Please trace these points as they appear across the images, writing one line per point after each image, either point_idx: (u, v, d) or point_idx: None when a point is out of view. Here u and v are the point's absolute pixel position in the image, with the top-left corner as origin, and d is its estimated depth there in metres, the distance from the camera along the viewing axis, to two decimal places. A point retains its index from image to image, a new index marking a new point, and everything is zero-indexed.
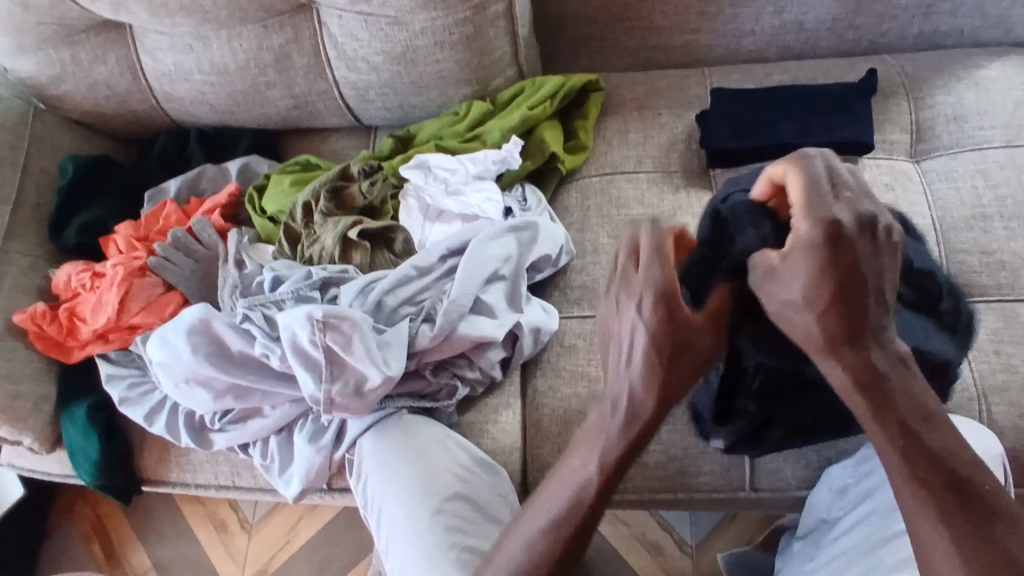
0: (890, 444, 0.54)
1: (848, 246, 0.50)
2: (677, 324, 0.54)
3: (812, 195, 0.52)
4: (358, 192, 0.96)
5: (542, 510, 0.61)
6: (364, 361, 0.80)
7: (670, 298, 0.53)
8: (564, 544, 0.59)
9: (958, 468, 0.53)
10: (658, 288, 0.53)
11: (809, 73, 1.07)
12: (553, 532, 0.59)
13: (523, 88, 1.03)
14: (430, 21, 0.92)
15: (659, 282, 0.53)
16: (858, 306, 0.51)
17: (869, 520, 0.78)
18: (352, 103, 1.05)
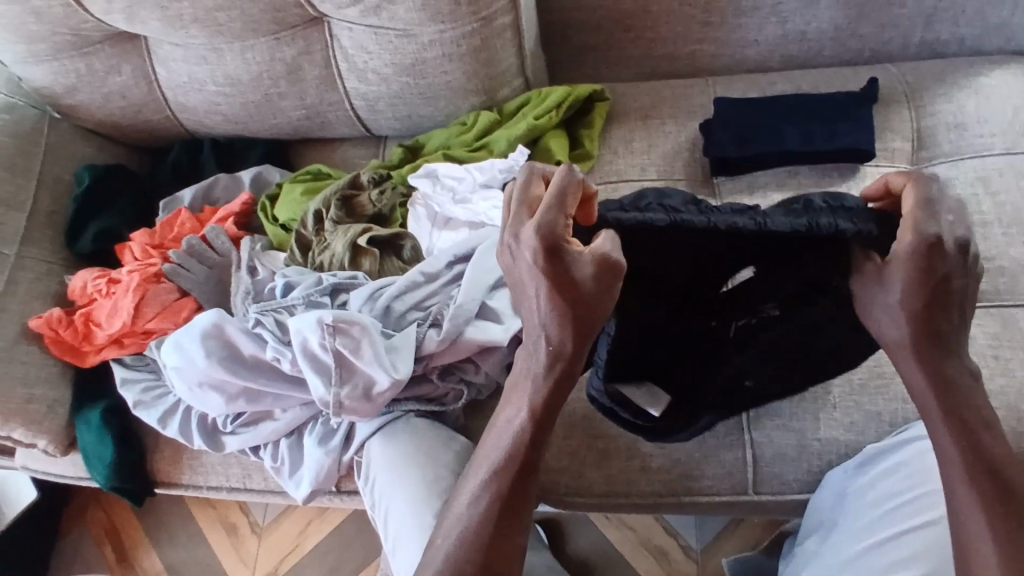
0: (953, 443, 0.62)
1: (938, 260, 0.56)
2: (565, 268, 0.57)
3: (918, 210, 0.57)
4: (367, 200, 0.99)
5: (487, 465, 0.65)
6: (373, 365, 0.82)
7: (557, 241, 0.56)
8: (503, 504, 0.63)
9: (996, 458, 0.61)
10: (547, 231, 0.56)
11: (812, 82, 1.08)
12: (493, 489, 0.63)
13: (530, 98, 1.05)
14: (438, 33, 0.94)
15: (549, 224, 0.56)
16: (941, 317, 0.59)
17: (868, 522, 0.79)
18: (361, 113, 1.07)
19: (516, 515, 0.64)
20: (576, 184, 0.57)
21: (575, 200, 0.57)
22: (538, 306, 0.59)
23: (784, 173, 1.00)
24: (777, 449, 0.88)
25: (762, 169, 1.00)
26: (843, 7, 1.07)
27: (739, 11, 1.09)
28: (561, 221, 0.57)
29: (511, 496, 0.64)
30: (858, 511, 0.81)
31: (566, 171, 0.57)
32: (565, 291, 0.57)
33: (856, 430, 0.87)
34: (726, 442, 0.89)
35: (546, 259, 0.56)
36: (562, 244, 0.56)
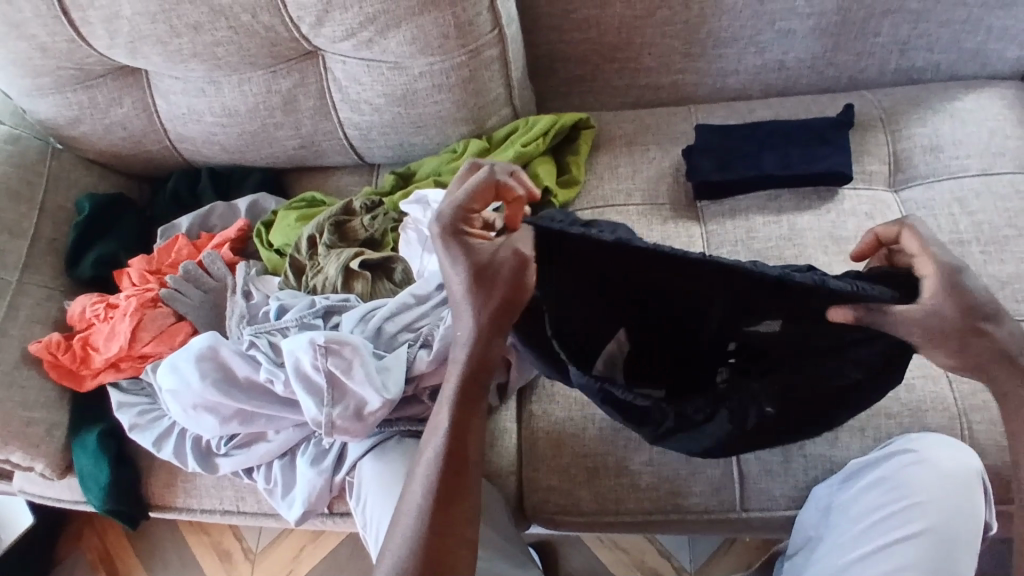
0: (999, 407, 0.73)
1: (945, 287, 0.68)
2: (466, 250, 0.68)
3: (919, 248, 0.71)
4: (359, 225, 1.01)
5: (432, 439, 0.70)
6: (364, 385, 0.84)
7: (461, 231, 0.69)
8: (444, 469, 0.68)
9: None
10: (452, 219, 0.68)
11: (790, 108, 1.12)
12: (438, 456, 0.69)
13: (517, 127, 1.08)
14: (428, 65, 0.98)
15: (453, 215, 0.68)
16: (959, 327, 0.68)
17: (856, 535, 0.82)
18: (355, 142, 1.11)
19: (463, 475, 0.69)
20: (487, 184, 0.69)
21: (479, 198, 0.69)
22: (455, 286, 0.68)
23: (764, 197, 1.02)
24: (762, 465, 0.89)
25: (743, 193, 1.03)
26: (819, 37, 1.11)
27: (719, 42, 1.13)
28: (463, 212, 0.69)
29: (455, 464, 0.68)
30: (844, 523, 0.83)
31: (479, 176, 0.69)
32: (473, 267, 0.67)
33: (840, 445, 0.88)
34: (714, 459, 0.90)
35: (454, 243, 0.68)
36: (463, 232, 0.69)
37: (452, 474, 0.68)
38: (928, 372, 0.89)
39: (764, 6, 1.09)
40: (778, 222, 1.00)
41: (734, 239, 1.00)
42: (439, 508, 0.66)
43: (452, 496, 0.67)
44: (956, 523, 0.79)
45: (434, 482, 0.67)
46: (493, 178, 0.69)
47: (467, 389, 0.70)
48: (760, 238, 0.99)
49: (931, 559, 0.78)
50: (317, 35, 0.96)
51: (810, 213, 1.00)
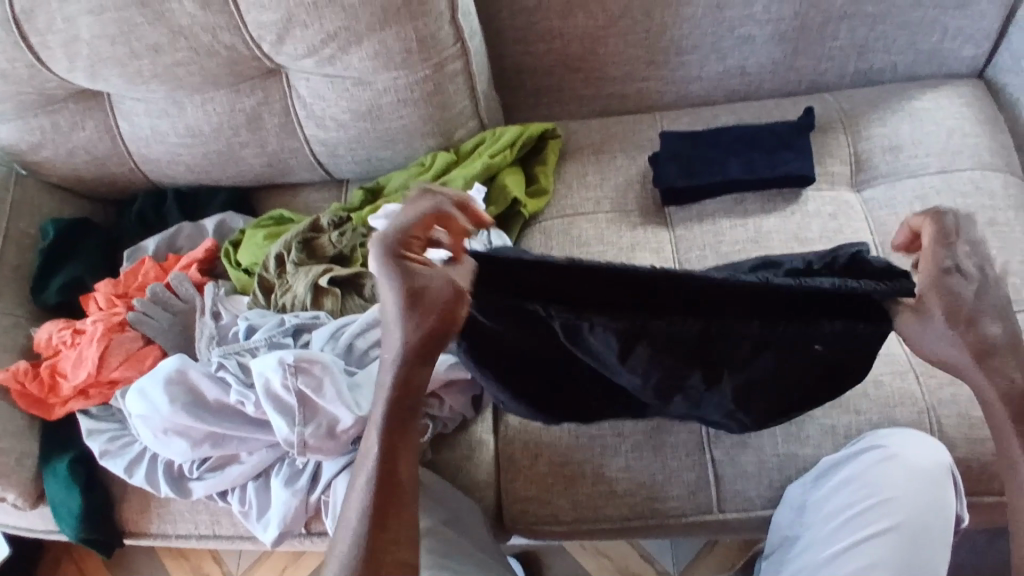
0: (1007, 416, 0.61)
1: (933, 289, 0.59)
2: (405, 271, 0.59)
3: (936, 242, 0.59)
4: (327, 242, 1.00)
5: (364, 469, 0.62)
6: (335, 402, 0.83)
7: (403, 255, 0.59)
8: (378, 494, 0.60)
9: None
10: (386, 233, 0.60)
11: (753, 113, 1.14)
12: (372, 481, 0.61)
13: (484, 138, 1.09)
14: (391, 80, 0.98)
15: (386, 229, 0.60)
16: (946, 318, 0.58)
17: (829, 532, 0.83)
18: (322, 158, 1.10)
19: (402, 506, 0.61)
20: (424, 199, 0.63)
21: (423, 223, 0.60)
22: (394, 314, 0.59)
23: (730, 202, 1.04)
24: (738, 466, 0.90)
25: (709, 198, 1.04)
26: (778, 42, 1.13)
27: (681, 50, 1.15)
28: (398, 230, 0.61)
29: (389, 497, 0.61)
30: (816, 521, 0.84)
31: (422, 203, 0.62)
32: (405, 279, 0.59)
33: (812, 443, 0.89)
34: (689, 462, 0.91)
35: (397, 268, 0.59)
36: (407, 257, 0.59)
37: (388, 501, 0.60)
38: (897, 368, 0.91)
39: (723, 14, 1.10)
40: (745, 225, 1.01)
41: (702, 243, 1.01)
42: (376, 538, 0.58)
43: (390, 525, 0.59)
44: (927, 516, 0.81)
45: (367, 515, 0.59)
46: (439, 204, 0.61)
47: (399, 410, 0.62)
48: (727, 241, 1.00)
49: (902, 553, 0.79)
50: (279, 52, 0.96)
51: (775, 215, 1.02)
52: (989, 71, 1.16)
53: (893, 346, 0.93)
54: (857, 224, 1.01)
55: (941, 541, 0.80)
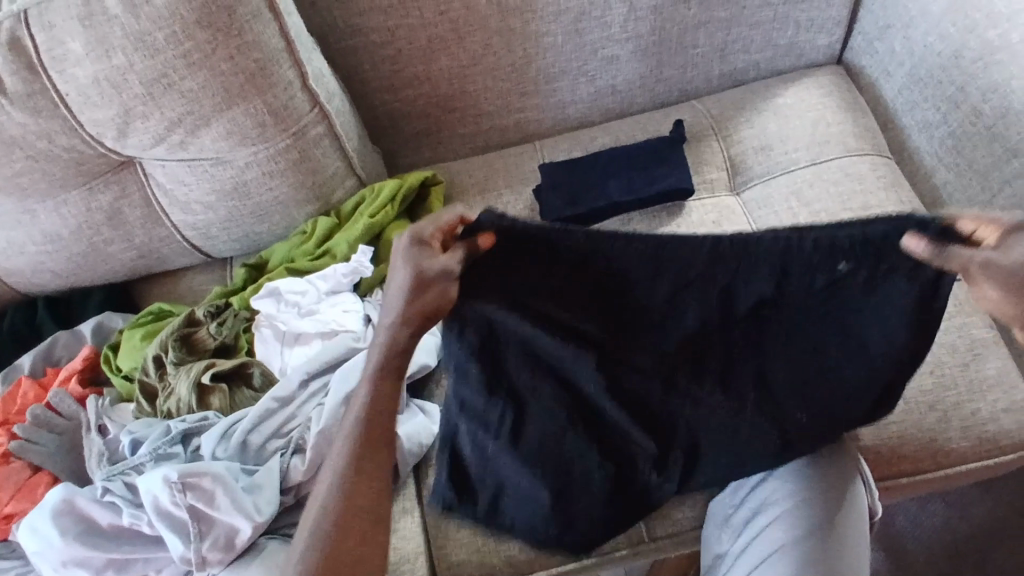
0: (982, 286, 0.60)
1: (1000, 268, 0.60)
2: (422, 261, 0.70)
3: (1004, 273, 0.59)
4: (205, 335, 0.91)
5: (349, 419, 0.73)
6: (229, 512, 0.77)
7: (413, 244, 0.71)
8: (362, 443, 0.72)
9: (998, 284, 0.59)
10: (419, 234, 0.71)
11: (627, 132, 1.15)
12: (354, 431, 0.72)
13: (365, 196, 1.06)
14: (252, 155, 0.95)
15: (421, 236, 0.71)
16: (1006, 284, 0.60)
17: (778, 555, 0.78)
18: (196, 242, 1.05)
19: (374, 462, 0.72)
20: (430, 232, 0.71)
21: (439, 230, 0.72)
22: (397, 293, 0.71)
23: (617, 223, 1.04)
24: None
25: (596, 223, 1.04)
26: (641, 58, 1.14)
27: (549, 77, 1.15)
28: (422, 239, 0.71)
29: (368, 448, 0.72)
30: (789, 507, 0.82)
31: (406, 238, 0.71)
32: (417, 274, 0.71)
33: None
34: None
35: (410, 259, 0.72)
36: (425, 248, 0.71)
37: (364, 446, 0.72)
38: None
39: (583, 38, 1.10)
40: None
41: None
42: (352, 485, 0.70)
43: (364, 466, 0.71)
44: (842, 516, 0.80)
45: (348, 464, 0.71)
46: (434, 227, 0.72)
47: (388, 370, 0.73)
48: None
49: (788, 496, 0.82)
50: (125, 145, 0.91)
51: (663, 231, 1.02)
52: (846, 55, 1.18)
53: None
54: (740, 227, 1.02)
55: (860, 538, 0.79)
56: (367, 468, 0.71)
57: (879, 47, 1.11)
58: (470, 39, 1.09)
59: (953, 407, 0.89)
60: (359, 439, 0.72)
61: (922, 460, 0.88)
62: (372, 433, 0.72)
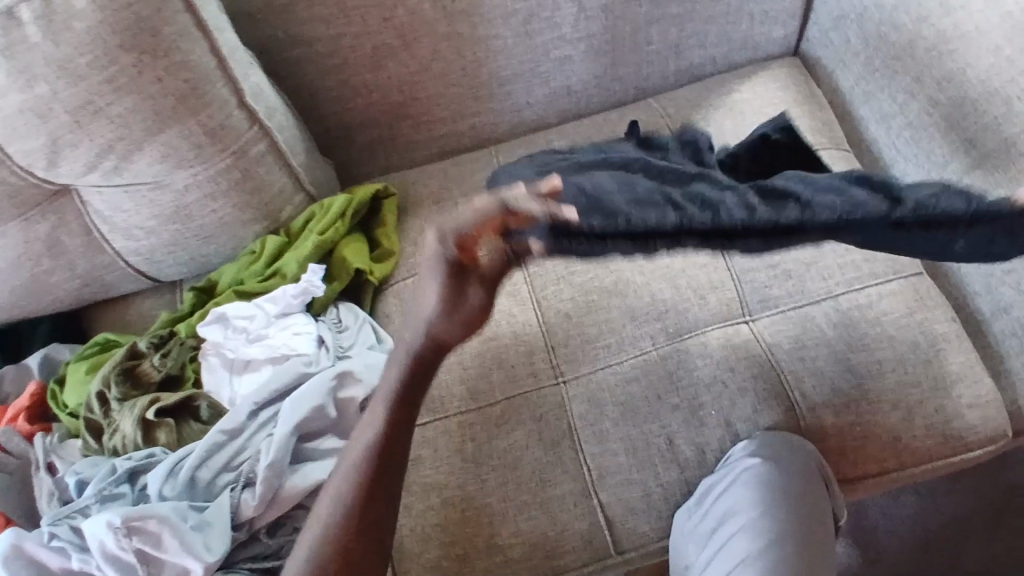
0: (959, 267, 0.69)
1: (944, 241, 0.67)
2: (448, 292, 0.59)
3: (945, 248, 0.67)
4: (150, 367, 0.89)
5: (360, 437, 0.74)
6: (180, 554, 0.75)
7: (448, 259, 0.56)
8: (373, 468, 0.72)
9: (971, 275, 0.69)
10: (445, 254, 0.56)
11: (583, 134, 1.13)
12: (369, 450, 0.72)
13: (314, 212, 1.03)
14: (191, 177, 0.91)
15: (443, 253, 0.56)
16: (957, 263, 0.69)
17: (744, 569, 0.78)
18: (142, 268, 1.02)
19: (383, 486, 0.73)
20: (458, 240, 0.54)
21: (481, 226, 0.53)
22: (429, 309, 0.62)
23: None
24: (625, 503, 0.88)
25: None
26: (595, 57, 1.11)
27: (502, 80, 1.12)
28: (459, 241, 0.54)
29: (381, 470, 0.73)
30: (752, 518, 0.81)
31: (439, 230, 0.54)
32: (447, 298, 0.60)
33: (693, 466, 0.89)
34: (578, 510, 0.89)
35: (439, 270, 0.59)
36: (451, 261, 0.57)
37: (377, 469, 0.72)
38: (759, 371, 0.91)
39: (534, 40, 1.08)
40: None
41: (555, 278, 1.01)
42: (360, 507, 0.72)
43: (375, 489, 0.72)
44: (808, 529, 0.80)
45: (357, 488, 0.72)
46: (460, 229, 0.54)
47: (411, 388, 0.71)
48: (579, 271, 1.01)
49: (754, 506, 0.82)
50: (58, 174, 0.88)
51: None
52: (802, 46, 1.16)
53: (754, 346, 0.93)
54: None
55: (824, 550, 0.80)
56: (367, 506, 0.72)
57: (835, 38, 1.09)
58: (417, 45, 1.06)
59: (917, 405, 0.88)
60: (375, 456, 0.72)
61: (885, 459, 0.88)
62: (370, 476, 0.72)
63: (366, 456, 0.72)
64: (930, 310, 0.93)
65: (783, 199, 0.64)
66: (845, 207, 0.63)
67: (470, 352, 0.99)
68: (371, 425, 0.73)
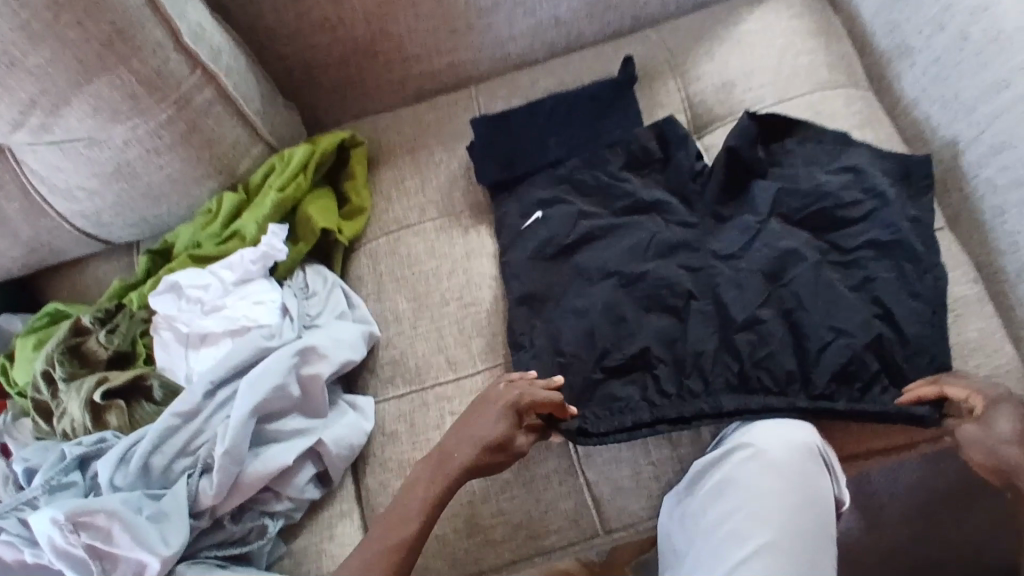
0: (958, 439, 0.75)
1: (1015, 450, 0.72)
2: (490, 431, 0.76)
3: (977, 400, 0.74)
4: (96, 345, 0.82)
5: (403, 512, 0.74)
6: (133, 549, 0.70)
7: (489, 443, 0.75)
8: (405, 545, 0.72)
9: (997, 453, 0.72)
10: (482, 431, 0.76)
11: (573, 72, 1.01)
12: (410, 525, 0.73)
13: (274, 165, 0.93)
14: (129, 131, 0.82)
15: (484, 430, 0.76)
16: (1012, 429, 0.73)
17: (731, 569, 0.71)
18: (90, 231, 0.93)
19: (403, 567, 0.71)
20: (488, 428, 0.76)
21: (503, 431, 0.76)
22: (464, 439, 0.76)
23: (559, 183, 0.92)
24: (613, 483, 0.83)
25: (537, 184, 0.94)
26: None
27: (481, 11, 1.00)
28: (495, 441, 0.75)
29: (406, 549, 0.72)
30: (757, 514, 0.73)
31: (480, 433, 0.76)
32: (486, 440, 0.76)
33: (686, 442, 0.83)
34: (563, 489, 0.84)
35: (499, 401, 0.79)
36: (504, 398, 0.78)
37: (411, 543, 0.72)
38: None
39: None
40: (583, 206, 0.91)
41: None
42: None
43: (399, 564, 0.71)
44: (807, 529, 0.72)
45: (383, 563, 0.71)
46: (488, 427, 0.76)
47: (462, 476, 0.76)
48: None
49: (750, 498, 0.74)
50: None
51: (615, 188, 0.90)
52: None
53: None
54: None
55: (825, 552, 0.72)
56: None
57: None
58: None
59: None
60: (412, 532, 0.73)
61: (895, 438, 0.80)
62: (402, 546, 0.72)
63: (405, 529, 0.73)
64: (950, 271, 0.83)
65: (747, 267, 0.83)
66: (829, 321, 0.79)
67: (449, 319, 0.90)
68: (417, 494, 0.75)
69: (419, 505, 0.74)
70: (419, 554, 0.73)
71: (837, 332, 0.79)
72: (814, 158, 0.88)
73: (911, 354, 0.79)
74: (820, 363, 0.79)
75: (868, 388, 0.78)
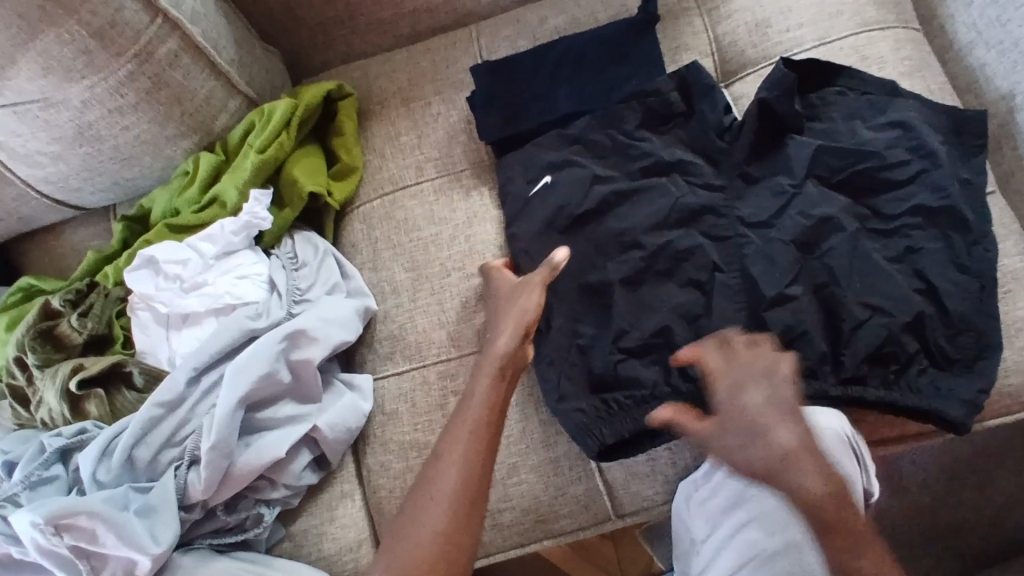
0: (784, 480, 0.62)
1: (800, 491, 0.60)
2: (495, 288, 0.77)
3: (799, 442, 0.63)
4: (69, 328, 0.76)
5: (447, 462, 0.62)
6: (121, 549, 0.66)
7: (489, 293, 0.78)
8: (462, 493, 0.61)
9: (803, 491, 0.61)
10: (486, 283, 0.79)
11: (587, 8, 0.90)
12: (456, 476, 0.61)
13: (253, 122, 0.84)
14: (87, 90, 0.73)
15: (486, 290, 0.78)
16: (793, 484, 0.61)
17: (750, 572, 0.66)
18: (59, 197, 0.86)
19: (468, 522, 0.60)
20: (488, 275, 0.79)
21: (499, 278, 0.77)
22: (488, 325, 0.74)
23: (571, 139, 0.83)
24: (627, 468, 0.78)
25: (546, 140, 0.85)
26: None
27: None
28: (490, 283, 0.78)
29: (466, 500, 0.61)
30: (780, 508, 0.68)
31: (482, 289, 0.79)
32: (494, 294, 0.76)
33: None
34: (574, 474, 0.79)
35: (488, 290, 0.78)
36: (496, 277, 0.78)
37: (466, 497, 0.61)
38: None
39: None
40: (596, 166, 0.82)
41: None
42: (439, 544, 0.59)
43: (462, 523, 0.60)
44: None
45: (441, 523, 0.59)
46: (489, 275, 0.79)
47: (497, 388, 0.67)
48: None
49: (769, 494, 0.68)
50: None
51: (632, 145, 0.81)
52: None
53: None
54: None
55: None
56: (455, 539, 0.59)
57: None
58: None
59: None
60: (461, 485, 0.61)
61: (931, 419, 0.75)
62: (458, 501, 0.60)
63: (454, 478, 0.61)
64: (1000, 241, 0.75)
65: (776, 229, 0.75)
66: (870, 291, 0.72)
67: (450, 291, 0.83)
68: (460, 441, 0.63)
69: (466, 451, 0.63)
70: (480, 514, 0.62)
71: (874, 309, 0.71)
72: (858, 111, 0.78)
73: (959, 327, 0.71)
74: (854, 342, 0.71)
75: (903, 370, 0.71)
